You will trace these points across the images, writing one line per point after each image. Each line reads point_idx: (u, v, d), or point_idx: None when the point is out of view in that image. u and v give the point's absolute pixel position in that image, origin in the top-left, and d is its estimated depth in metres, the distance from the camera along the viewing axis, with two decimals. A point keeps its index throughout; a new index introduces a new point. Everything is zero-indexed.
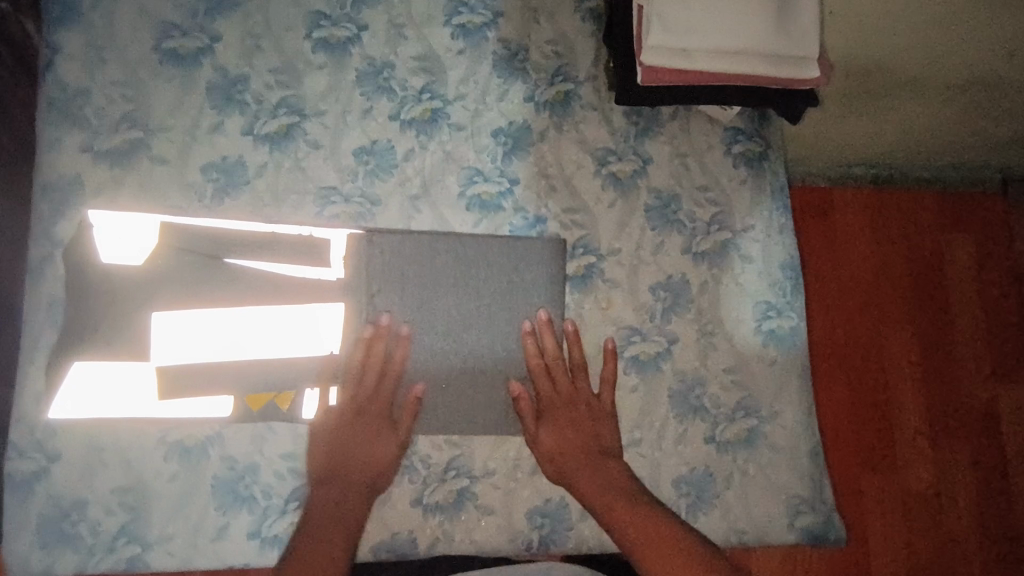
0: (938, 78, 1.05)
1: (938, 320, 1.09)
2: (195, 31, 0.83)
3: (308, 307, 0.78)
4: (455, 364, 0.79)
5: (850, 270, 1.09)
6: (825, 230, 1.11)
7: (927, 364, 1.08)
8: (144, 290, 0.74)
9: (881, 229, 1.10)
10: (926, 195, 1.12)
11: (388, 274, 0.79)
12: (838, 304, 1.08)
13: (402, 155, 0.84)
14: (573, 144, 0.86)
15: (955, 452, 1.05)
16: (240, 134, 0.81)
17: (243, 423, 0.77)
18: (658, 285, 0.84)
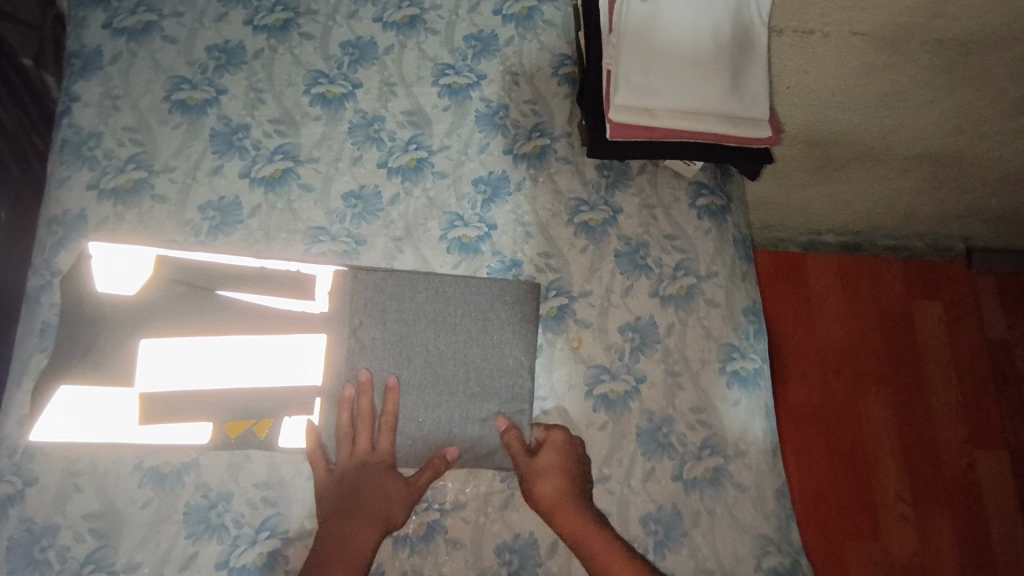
0: (892, 151, 1.20)
1: (913, 394, 1.38)
2: (203, 84, 0.90)
3: (288, 337, 0.81)
4: (431, 397, 0.82)
5: (824, 345, 1.41)
6: (801, 313, 1.44)
7: (898, 420, 1.37)
8: (134, 317, 0.78)
9: (876, 307, 1.44)
10: (893, 264, 1.47)
11: (362, 306, 0.83)
12: (816, 370, 1.40)
13: (388, 199, 0.90)
14: (548, 193, 0.93)
15: (939, 515, 1.30)
16: (238, 177, 0.88)
17: (219, 450, 0.78)
18: (628, 326, 0.88)
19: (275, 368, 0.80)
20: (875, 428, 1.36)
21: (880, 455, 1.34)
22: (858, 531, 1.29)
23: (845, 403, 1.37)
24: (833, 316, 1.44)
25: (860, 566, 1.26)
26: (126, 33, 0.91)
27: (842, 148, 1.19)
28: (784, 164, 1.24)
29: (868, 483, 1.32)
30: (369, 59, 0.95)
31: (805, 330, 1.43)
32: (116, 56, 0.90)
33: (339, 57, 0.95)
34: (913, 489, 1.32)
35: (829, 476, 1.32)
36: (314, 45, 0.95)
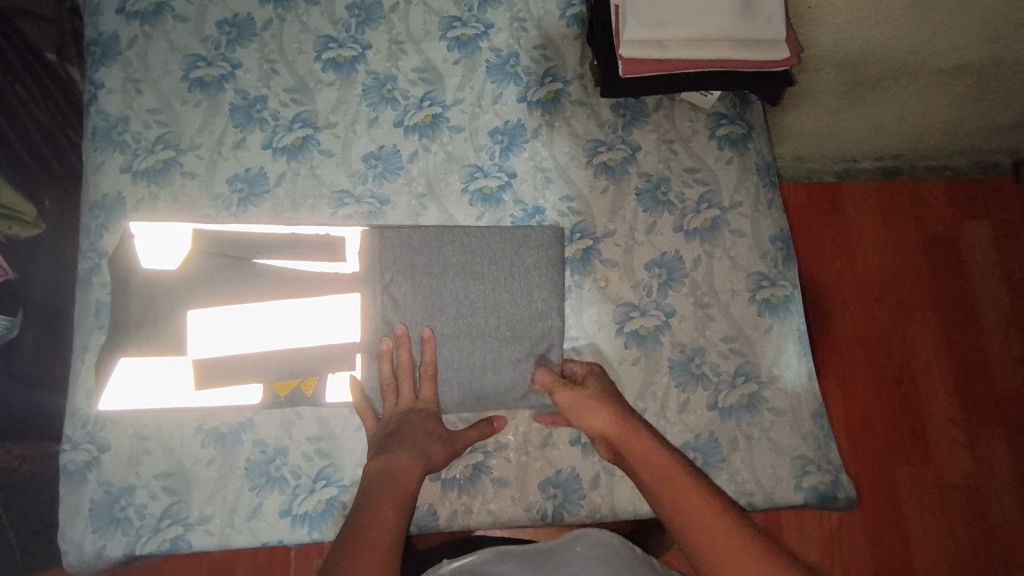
0: (930, 64, 1.14)
1: (957, 314, 1.38)
2: (218, 60, 0.92)
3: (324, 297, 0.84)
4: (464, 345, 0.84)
5: (866, 272, 1.40)
6: (840, 239, 1.42)
7: (945, 343, 1.36)
8: (178, 290, 0.80)
9: (918, 232, 1.42)
10: (937, 183, 1.44)
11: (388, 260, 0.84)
12: (857, 299, 1.38)
13: (407, 157, 0.91)
14: (564, 137, 0.93)
15: (990, 435, 1.30)
16: (261, 148, 0.90)
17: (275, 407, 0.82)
18: (654, 263, 0.89)
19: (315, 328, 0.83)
20: (920, 351, 1.35)
21: (929, 379, 1.34)
22: (910, 456, 1.29)
23: (889, 328, 1.37)
24: (873, 241, 1.42)
25: (911, 488, 1.27)
26: (139, 17, 0.93)
27: (871, 67, 1.15)
28: (810, 89, 1.21)
29: (917, 405, 1.32)
30: (376, 19, 0.96)
31: (845, 257, 1.41)
32: (132, 40, 0.92)
33: (346, 20, 0.95)
34: (961, 411, 1.32)
35: (877, 404, 1.32)
36: (321, 11, 0.95)
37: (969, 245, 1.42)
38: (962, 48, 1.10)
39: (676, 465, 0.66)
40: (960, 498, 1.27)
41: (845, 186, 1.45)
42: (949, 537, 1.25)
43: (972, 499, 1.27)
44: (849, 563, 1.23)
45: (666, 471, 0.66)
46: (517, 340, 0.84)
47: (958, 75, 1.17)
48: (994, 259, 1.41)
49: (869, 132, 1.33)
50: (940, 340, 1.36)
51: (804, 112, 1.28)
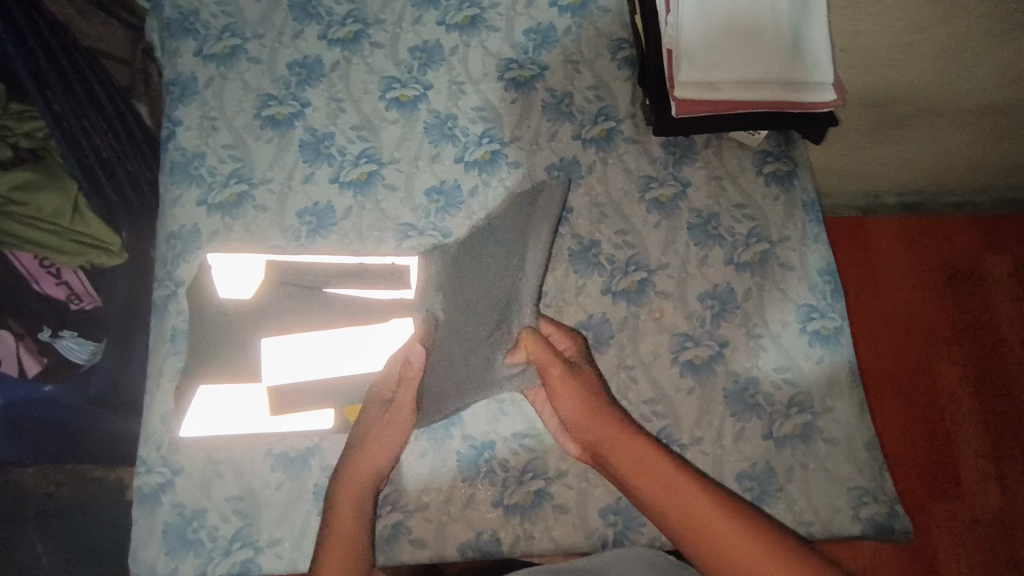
0: (952, 103, 1.19)
1: (987, 350, 1.39)
2: (289, 99, 0.97)
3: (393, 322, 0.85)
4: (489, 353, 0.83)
5: (891, 305, 1.42)
6: (865, 273, 1.45)
7: (974, 377, 1.37)
8: (247, 323, 0.85)
9: (944, 268, 1.45)
10: (961, 220, 1.47)
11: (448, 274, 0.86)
12: (884, 332, 1.41)
13: (468, 191, 0.95)
14: (618, 173, 0.96)
15: (1022, 470, 1.30)
16: (329, 182, 0.94)
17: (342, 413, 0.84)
18: (706, 294, 0.91)
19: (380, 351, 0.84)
20: (952, 386, 1.36)
21: (959, 414, 1.35)
22: (944, 491, 1.29)
23: (919, 362, 1.38)
24: (898, 275, 1.45)
25: (943, 522, 1.27)
26: (216, 59, 0.99)
27: (897, 107, 1.19)
28: (838, 128, 1.26)
29: (950, 439, 1.33)
30: (437, 61, 1.01)
31: (869, 291, 1.44)
32: (209, 80, 0.98)
33: (409, 62, 1.00)
34: (992, 445, 1.32)
35: (906, 436, 1.33)
36: (385, 53, 1.01)
37: (996, 281, 1.44)
38: (981, 86, 1.15)
39: (682, 477, 0.67)
40: (993, 533, 1.26)
41: (870, 221, 1.49)
42: (982, 573, 1.24)
43: (1010, 537, 1.26)
44: None
45: (676, 485, 0.67)
46: (500, 331, 0.70)
47: (980, 113, 1.21)
48: (1021, 295, 1.43)
49: (893, 171, 1.37)
50: (971, 375, 1.37)
51: (830, 149, 1.31)
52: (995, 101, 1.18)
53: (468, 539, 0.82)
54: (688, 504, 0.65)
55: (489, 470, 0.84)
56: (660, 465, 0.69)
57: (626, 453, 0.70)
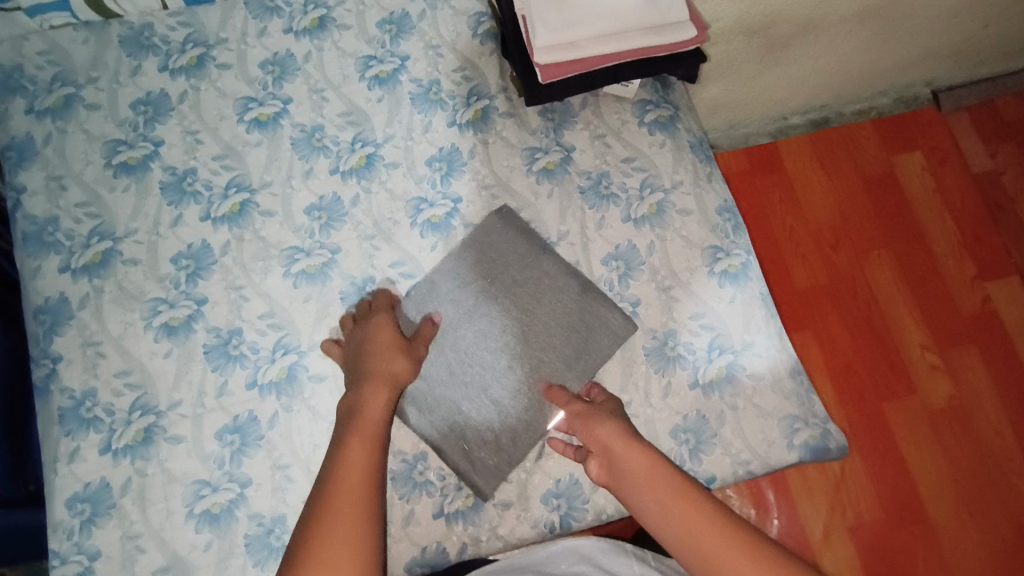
0: (833, 16, 1.18)
1: (911, 247, 1.42)
2: (140, 141, 0.91)
3: (441, 315, 0.86)
4: (485, 335, 0.86)
5: (816, 222, 1.44)
6: (787, 198, 1.46)
7: (906, 275, 1.40)
8: (161, 386, 0.82)
9: (856, 176, 1.47)
10: (866, 125, 1.50)
11: (454, 269, 0.88)
12: (811, 250, 1.42)
13: (349, 202, 0.91)
14: (500, 151, 0.94)
15: (966, 354, 1.34)
16: (199, 221, 0.89)
17: (483, 403, 0.83)
18: (611, 256, 0.90)
19: (494, 336, 0.85)
20: (884, 289, 1.39)
21: (896, 314, 1.38)
22: (895, 392, 1.32)
23: (850, 273, 1.40)
24: (819, 191, 1.46)
25: (901, 422, 1.30)
26: (50, 113, 0.92)
27: (781, 28, 1.18)
28: (728, 60, 1.23)
29: (891, 341, 1.36)
30: (292, 71, 0.95)
31: (794, 214, 1.45)
32: (47, 137, 0.91)
33: (261, 79, 0.95)
34: (934, 337, 1.36)
35: (855, 347, 1.35)
36: (235, 73, 0.95)
37: (907, 178, 1.47)
38: None
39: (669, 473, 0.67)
40: (949, 420, 1.30)
41: (779, 146, 1.50)
42: (947, 461, 1.28)
43: (963, 422, 1.30)
44: (861, 506, 1.25)
45: (648, 478, 0.66)
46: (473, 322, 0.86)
47: (861, 20, 1.21)
48: (931, 187, 1.46)
49: (792, 90, 1.38)
50: (899, 275, 1.40)
51: (727, 83, 1.31)
52: (874, 7, 1.18)
53: (415, 557, 0.79)
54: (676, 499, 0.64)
55: (424, 481, 0.81)
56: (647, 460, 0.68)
57: (662, 495, 0.65)
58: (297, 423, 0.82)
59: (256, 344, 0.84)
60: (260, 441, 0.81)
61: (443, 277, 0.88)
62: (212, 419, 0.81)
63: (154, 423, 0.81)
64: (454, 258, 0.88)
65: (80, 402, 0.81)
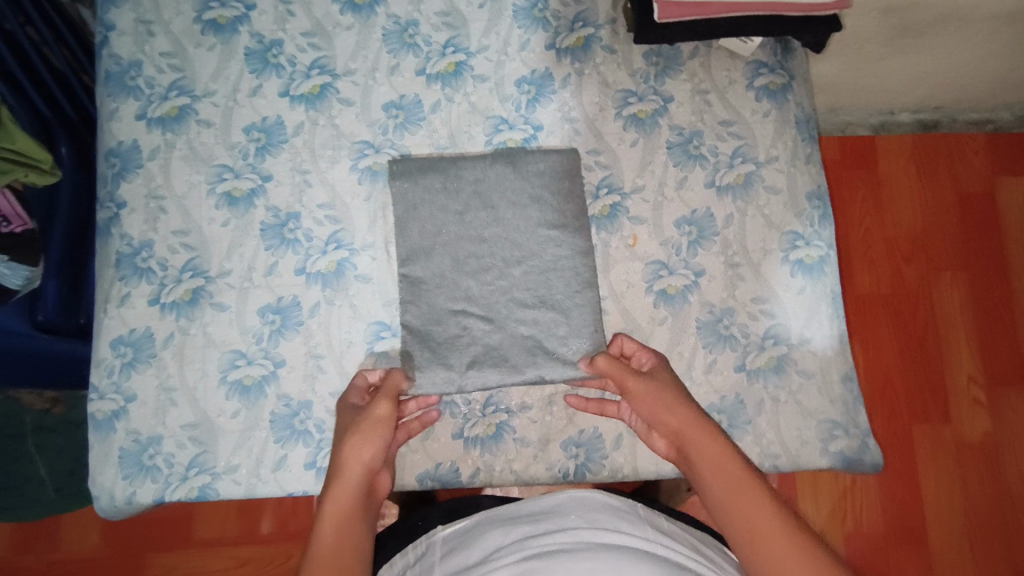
0: (984, 11, 1.06)
1: (990, 275, 1.34)
2: (231, 1, 0.88)
3: (487, 244, 0.84)
4: (514, 281, 0.83)
5: (896, 230, 1.35)
6: (872, 197, 1.37)
7: (975, 305, 1.33)
8: (214, 254, 0.83)
9: (952, 188, 1.37)
10: (978, 138, 1.39)
11: (511, 199, 0.85)
12: (882, 256, 1.34)
13: (429, 107, 0.88)
14: (594, 86, 0.89)
15: (1014, 397, 1.28)
16: (278, 96, 0.87)
17: (514, 340, 0.81)
18: (684, 220, 0.85)
19: (535, 278, 0.83)
20: (947, 312, 1.32)
21: (953, 340, 1.31)
22: (930, 417, 1.27)
23: (916, 288, 1.33)
24: (906, 197, 1.37)
25: (927, 448, 1.26)
26: None
27: (922, 13, 1.05)
28: (852, 37, 1.11)
29: (941, 367, 1.30)
30: None
31: (874, 215, 1.36)
32: None
33: None
34: (985, 373, 1.30)
35: (900, 365, 1.30)
36: None
37: (1004, 201, 1.37)
38: None
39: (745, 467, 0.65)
40: (978, 457, 1.26)
41: (876, 141, 1.40)
42: (964, 495, 1.24)
43: (992, 463, 1.26)
44: (863, 520, 1.23)
45: (717, 463, 0.66)
46: (483, 258, 0.83)
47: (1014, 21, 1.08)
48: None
49: (908, 85, 1.27)
50: (966, 301, 1.33)
51: (844, 64, 1.20)
52: None
53: (428, 470, 0.81)
54: (749, 498, 0.62)
55: (450, 402, 0.82)
56: (719, 447, 0.67)
57: (732, 487, 0.64)
58: (337, 316, 0.83)
59: (311, 233, 0.84)
60: (299, 327, 0.82)
61: (498, 211, 0.84)
62: (257, 295, 0.83)
63: (202, 286, 0.82)
64: (512, 191, 0.85)
65: (137, 250, 0.83)
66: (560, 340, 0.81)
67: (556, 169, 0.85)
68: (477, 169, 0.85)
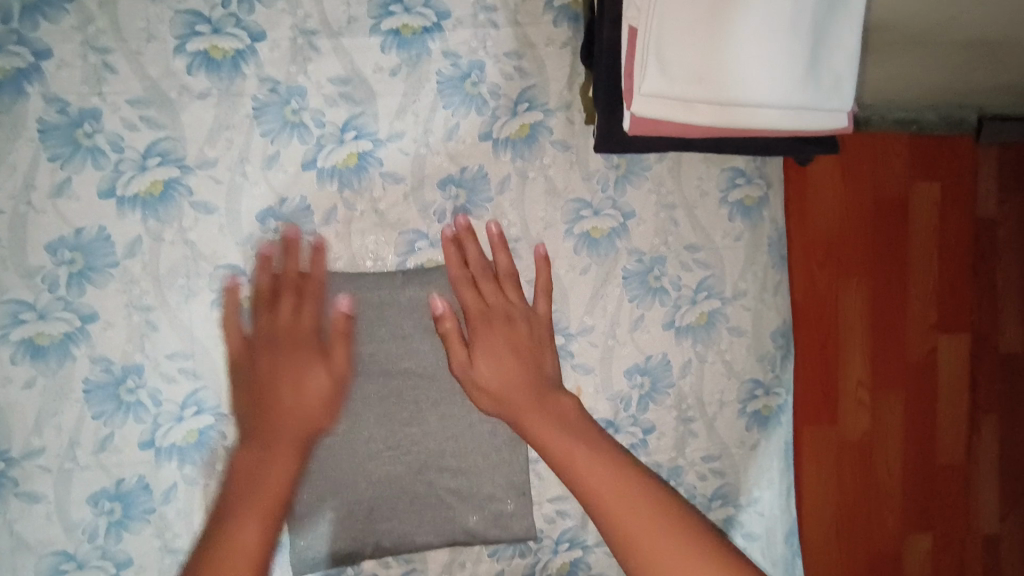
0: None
1: (882, 273, 0.93)
2: (11, 43, 0.59)
3: (396, 383, 0.66)
4: (427, 426, 0.67)
5: (822, 217, 0.90)
6: (801, 187, 0.90)
7: (869, 313, 0.92)
8: (14, 428, 0.60)
9: (857, 165, 0.91)
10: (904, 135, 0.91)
11: (427, 326, 0.66)
12: (804, 247, 0.90)
13: (321, 217, 0.65)
14: (539, 195, 0.70)
15: (896, 401, 0.93)
16: (98, 196, 0.61)
17: (426, 501, 0.68)
18: (637, 369, 0.72)
19: (458, 432, 0.67)
20: (850, 323, 0.91)
21: (851, 347, 0.92)
22: (820, 415, 0.92)
23: (829, 291, 0.91)
24: (815, 174, 0.90)
25: (827, 468, 0.92)
26: None
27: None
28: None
29: (833, 388, 0.92)
30: None
31: (808, 207, 0.90)
32: None
33: None
34: (875, 379, 0.93)
35: (807, 382, 0.91)
36: None
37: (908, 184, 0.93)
38: None
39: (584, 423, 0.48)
40: (857, 484, 0.93)
41: None
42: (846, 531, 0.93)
43: (863, 479, 0.94)
44: None
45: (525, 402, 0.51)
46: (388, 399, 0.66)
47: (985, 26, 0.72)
48: (930, 215, 0.94)
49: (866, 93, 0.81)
50: (869, 312, 0.92)
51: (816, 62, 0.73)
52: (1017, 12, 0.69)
53: None
54: (548, 422, 0.48)
55: None
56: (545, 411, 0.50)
57: (545, 430, 0.47)
58: (201, 503, 0.64)
59: (159, 394, 0.63)
60: (149, 515, 0.63)
61: (411, 340, 0.66)
62: (85, 479, 0.62)
63: (1, 472, 0.60)
64: (427, 315, 0.66)
65: None
66: (480, 503, 0.69)
67: None
68: (382, 288, 0.65)
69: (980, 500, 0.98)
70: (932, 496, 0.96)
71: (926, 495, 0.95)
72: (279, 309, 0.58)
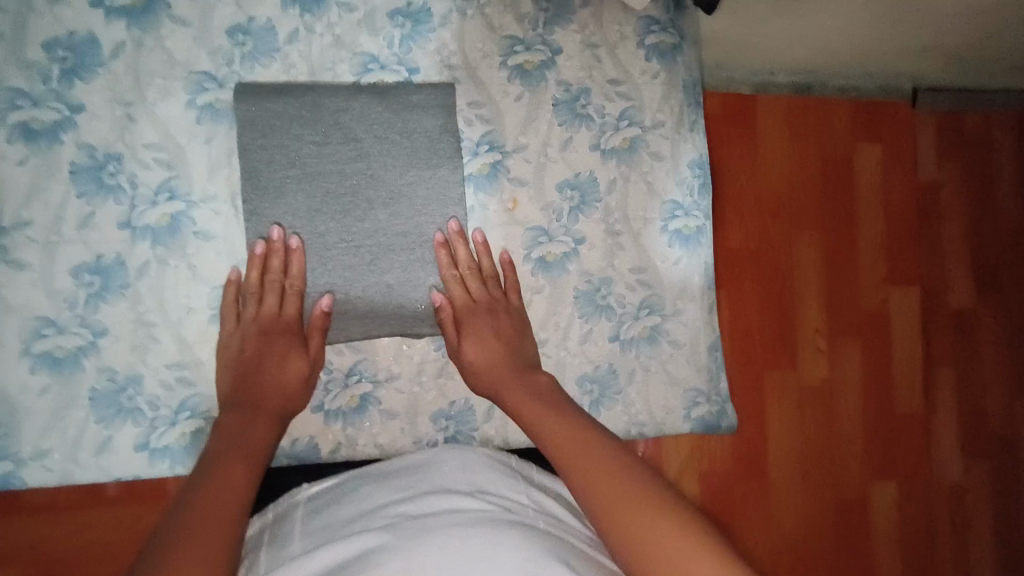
0: None
1: (834, 229, 0.98)
2: None
3: (348, 181, 0.74)
4: (377, 222, 0.75)
5: (770, 173, 0.95)
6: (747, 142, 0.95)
7: (822, 262, 0.97)
8: (9, 200, 0.69)
9: (802, 126, 0.96)
10: (844, 102, 0.98)
11: (378, 134, 0.75)
12: (755, 196, 0.95)
13: (284, 36, 0.75)
14: (477, 30, 0.80)
15: (852, 351, 0.97)
16: (89, 6, 0.70)
17: (376, 289, 0.74)
18: (567, 184, 0.81)
19: (405, 228, 0.75)
20: (801, 272, 0.96)
21: (808, 295, 0.96)
22: (777, 360, 0.95)
23: (779, 240, 0.95)
24: (766, 132, 0.95)
25: (780, 414, 0.94)
26: None
27: None
28: None
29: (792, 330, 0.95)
30: None
31: (757, 163, 0.95)
32: None
33: None
34: (831, 328, 0.97)
35: (764, 326, 0.94)
36: None
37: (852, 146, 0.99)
38: None
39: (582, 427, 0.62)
40: (819, 426, 0.96)
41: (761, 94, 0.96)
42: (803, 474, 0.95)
43: (827, 432, 0.96)
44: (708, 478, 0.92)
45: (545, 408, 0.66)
46: (342, 197, 0.74)
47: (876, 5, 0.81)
48: (873, 174, 0.99)
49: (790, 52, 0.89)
50: (820, 261, 0.97)
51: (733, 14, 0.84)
52: None
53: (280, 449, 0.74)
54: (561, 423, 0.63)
55: None
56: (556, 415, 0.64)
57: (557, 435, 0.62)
58: (172, 280, 0.72)
59: (137, 178, 0.71)
60: (124, 290, 0.71)
61: (363, 146, 0.75)
62: (68, 251, 0.70)
63: None
64: (379, 125, 0.75)
65: None
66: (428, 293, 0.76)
67: (433, 101, 0.77)
68: (338, 99, 0.75)
69: (943, 455, 1.01)
70: (894, 445, 0.99)
71: (887, 442, 0.98)
72: (267, 301, 0.71)
